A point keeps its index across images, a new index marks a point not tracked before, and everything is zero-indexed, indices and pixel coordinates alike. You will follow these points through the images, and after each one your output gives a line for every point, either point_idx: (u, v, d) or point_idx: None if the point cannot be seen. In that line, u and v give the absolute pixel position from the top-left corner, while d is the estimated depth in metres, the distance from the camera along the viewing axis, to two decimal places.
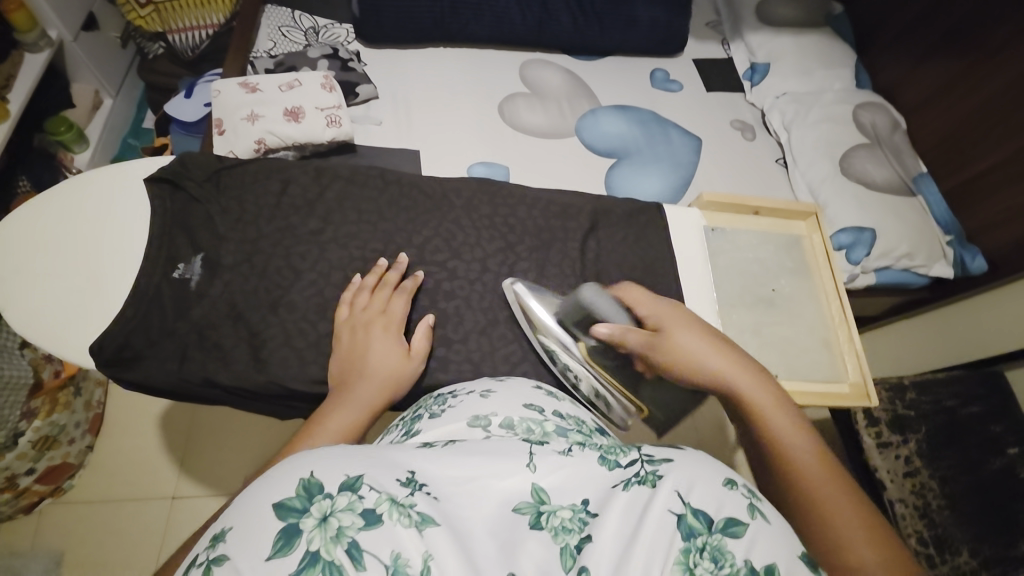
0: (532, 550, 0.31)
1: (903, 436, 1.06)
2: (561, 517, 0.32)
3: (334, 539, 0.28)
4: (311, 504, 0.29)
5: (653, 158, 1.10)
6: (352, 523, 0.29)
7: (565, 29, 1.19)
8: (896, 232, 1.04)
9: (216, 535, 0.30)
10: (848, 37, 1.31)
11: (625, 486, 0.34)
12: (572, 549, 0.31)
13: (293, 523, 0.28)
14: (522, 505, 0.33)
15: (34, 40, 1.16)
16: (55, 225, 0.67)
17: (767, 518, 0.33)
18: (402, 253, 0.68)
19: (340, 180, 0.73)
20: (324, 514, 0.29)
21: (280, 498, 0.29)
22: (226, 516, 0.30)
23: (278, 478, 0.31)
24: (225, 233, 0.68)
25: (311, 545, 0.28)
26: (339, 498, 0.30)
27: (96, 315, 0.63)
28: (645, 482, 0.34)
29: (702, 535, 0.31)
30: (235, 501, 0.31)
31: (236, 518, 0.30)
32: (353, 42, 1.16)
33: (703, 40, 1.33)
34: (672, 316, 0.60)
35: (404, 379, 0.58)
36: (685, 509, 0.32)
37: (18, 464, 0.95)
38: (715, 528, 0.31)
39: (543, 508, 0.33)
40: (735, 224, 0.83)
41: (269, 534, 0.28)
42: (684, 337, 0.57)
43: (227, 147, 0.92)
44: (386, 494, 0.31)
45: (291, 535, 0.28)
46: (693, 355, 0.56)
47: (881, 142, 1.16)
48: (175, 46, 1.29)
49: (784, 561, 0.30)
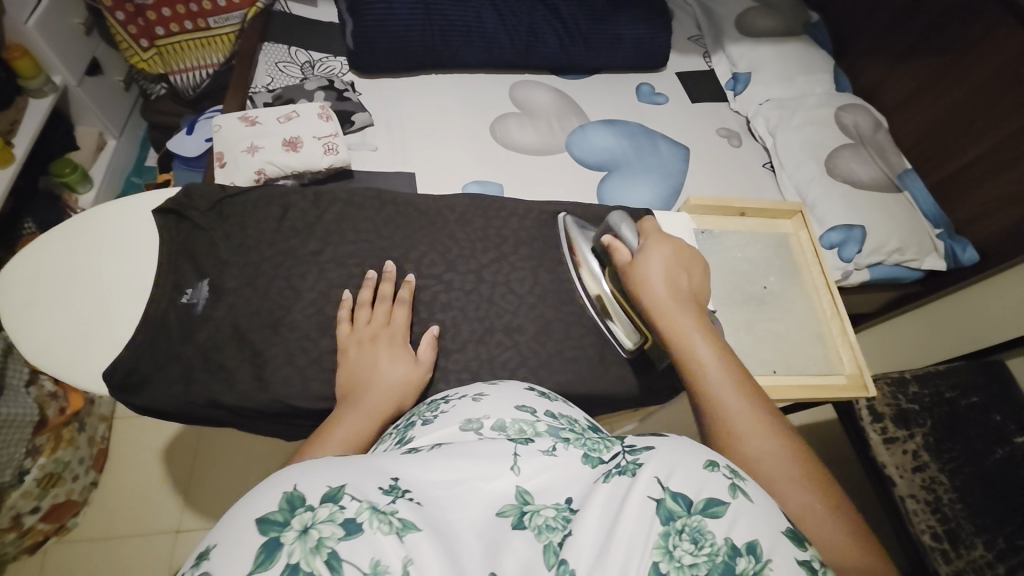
0: (516, 549, 0.32)
1: (909, 429, 1.01)
2: (545, 516, 0.34)
3: (315, 550, 0.29)
4: (292, 516, 0.30)
5: (641, 168, 1.13)
6: (332, 534, 0.30)
7: (551, 51, 1.23)
8: (884, 228, 1.06)
9: (200, 553, 0.31)
10: (825, 44, 1.36)
11: (605, 478, 0.35)
12: (555, 547, 0.32)
13: (273, 537, 0.30)
14: (506, 507, 0.34)
15: (38, 86, 1.21)
16: (58, 263, 0.69)
17: (749, 496, 0.33)
18: (387, 262, 0.70)
19: (339, 203, 0.76)
20: (305, 525, 0.30)
21: (262, 514, 0.31)
22: (212, 535, 0.32)
23: (265, 491, 0.32)
24: (228, 258, 0.70)
25: (291, 558, 0.29)
26: (320, 509, 0.31)
27: (99, 345, 0.65)
28: (626, 472, 0.35)
29: (681, 517, 0.32)
30: (222, 518, 0.32)
31: (219, 536, 0.31)
32: (348, 73, 1.20)
33: (685, 54, 1.37)
34: (661, 238, 0.60)
35: (410, 387, 0.59)
36: (665, 494, 0.33)
37: (23, 503, 0.95)
38: (695, 510, 0.32)
39: (526, 508, 0.34)
40: (723, 226, 0.85)
41: (251, 548, 0.29)
42: (664, 253, 0.59)
43: (228, 178, 0.95)
44: (366, 502, 0.32)
45: (272, 548, 0.29)
46: (653, 268, 0.58)
47: (863, 142, 1.19)
48: (177, 86, 1.34)
49: (767, 537, 0.31)
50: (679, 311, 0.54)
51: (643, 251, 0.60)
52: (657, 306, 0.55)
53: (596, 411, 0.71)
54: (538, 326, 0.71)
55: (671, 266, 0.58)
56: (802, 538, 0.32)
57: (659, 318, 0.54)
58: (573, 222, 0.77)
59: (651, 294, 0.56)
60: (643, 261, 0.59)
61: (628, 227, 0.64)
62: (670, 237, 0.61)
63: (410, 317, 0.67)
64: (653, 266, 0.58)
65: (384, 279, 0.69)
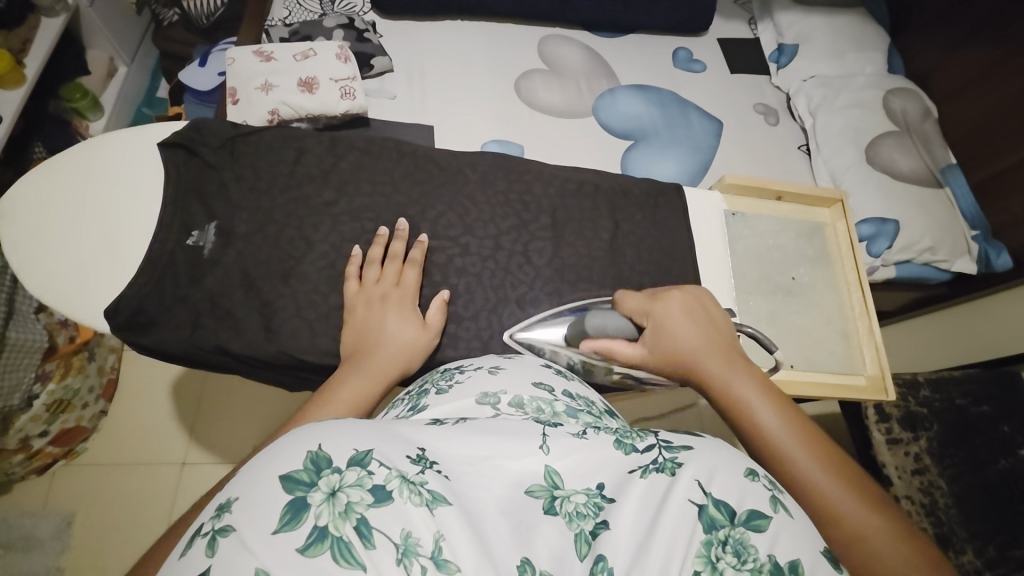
0: (547, 534, 0.32)
1: (915, 432, 0.99)
2: (576, 502, 0.33)
3: (344, 515, 0.29)
4: (319, 477, 0.30)
5: (671, 141, 1.08)
6: (361, 500, 0.30)
7: (586, 3, 1.14)
8: (920, 225, 1.01)
9: (222, 505, 0.31)
10: (882, 18, 1.25)
11: (642, 473, 0.35)
12: (586, 535, 0.32)
13: (299, 496, 0.29)
14: (535, 487, 0.34)
15: (49, 3, 1.15)
16: (66, 190, 0.67)
17: (789, 511, 0.34)
18: (401, 219, 0.67)
19: (356, 151, 0.72)
20: (332, 488, 0.29)
21: (287, 472, 0.30)
22: (233, 487, 0.31)
23: (287, 449, 0.31)
24: (239, 202, 0.67)
25: (319, 520, 0.28)
26: (348, 473, 0.30)
27: (106, 280, 0.63)
28: (664, 470, 0.34)
29: (724, 527, 0.32)
30: (241, 473, 0.32)
31: (241, 490, 0.30)
32: (369, 12, 1.13)
33: (730, 18, 1.28)
34: (660, 300, 0.58)
35: (418, 350, 0.58)
36: (707, 500, 0.33)
37: (32, 426, 0.98)
38: (738, 521, 0.32)
39: (556, 493, 0.34)
40: (756, 209, 0.81)
41: (276, 506, 0.29)
42: (676, 317, 0.56)
43: (241, 117, 0.91)
44: (396, 471, 0.31)
45: (298, 509, 0.29)
46: (678, 330, 0.55)
47: (910, 131, 1.12)
48: (190, 14, 1.25)
49: (808, 557, 0.31)
50: (723, 363, 0.52)
51: (651, 326, 0.56)
52: (696, 362, 0.52)
53: (606, 392, 0.70)
54: (552, 300, 0.69)
55: (698, 322, 0.55)
56: (839, 561, 0.32)
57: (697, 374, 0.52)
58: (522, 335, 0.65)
59: (687, 351, 0.53)
60: (667, 320, 0.56)
61: (614, 316, 0.60)
62: (668, 297, 0.59)
63: (421, 278, 0.65)
64: (674, 327, 0.55)
65: (396, 237, 0.66)
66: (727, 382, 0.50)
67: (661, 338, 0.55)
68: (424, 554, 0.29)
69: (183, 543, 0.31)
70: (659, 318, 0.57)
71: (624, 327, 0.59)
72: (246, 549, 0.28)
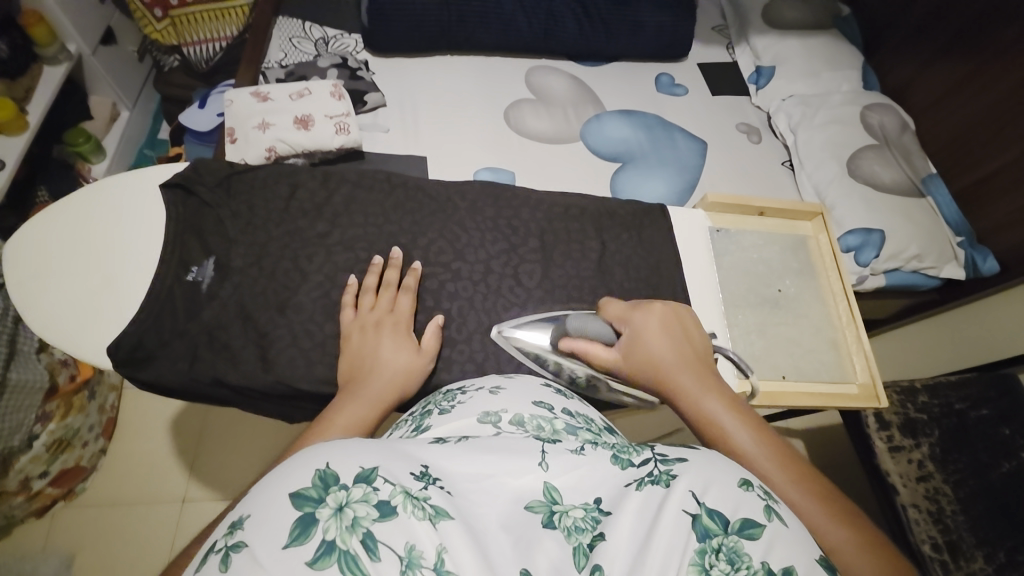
0: (547, 548, 0.33)
1: (916, 439, 1.00)
2: (574, 517, 0.34)
3: (350, 529, 0.30)
4: (326, 493, 0.31)
5: (657, 161, 1.11)
6: (367, 514, 0.30)
7: (569, 35, 1.20)
8: (905, 234, 1.03)
9: (234, 523, 0.32)
10: (853, 39, 1.31)
11: (638, 485, 0.35)
12: (585, 548, 0.33)
13: (309, 512, 0.30)
14: (534, 503, 0.35)
15: (52, 54, 1.21)
16: (71, 232, 0.69)
17: (783, 520, 0.34)
18: (394, 248, 0.69)
19: (348, 184, 0.75)
20: (340, 504, 0.30)
21: (296, 489, 0.31)
22: (245, 505, 0.32)
23: (295, 468, 0.32)
24: (235, 237, 0.69)
25: (328, 534, 0.29)
26: (354, 489, 0.31)
27: (109, 317, 0.65)
28: (659, 482, 0.35)
29: (718, 536, 0.32)
30: (253, 491, 0.33)
31: (253, 507, 0.31)
32: (361, 52, 1.18)
33: (708, 44, 1.33)
34: (641, 310, 0.61)
35: (415, 374, 0.60)
36: (701, 510, 0.33)
37: (32, 467, 0.97)
38: (732, 530, 0.32)
39: (556, 508, 0.34)
40: (740, 225, 0.83)
41: (286, 523, 0.30)
42: (653, 329, 0.58)
43: (239, 155, 0.94)
44: (400, 487, 0.32)
45: (308, 523, 0.29)
46: (655, 343, 0.57)
47: (888, 144, 1.15)
48: (189, 59, 1.31)
49: (802, 563, 0.32)
50: (697, 383, 0.53)
51: (628, 332, 0.59)
52: (672, 381, 0.54)
53: (603, 409, 0.70)
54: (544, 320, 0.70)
55: (673, 337, 0.58)
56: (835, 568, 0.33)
57: (672, 391, 0.54)
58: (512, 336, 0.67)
59: (661, 367, 0.55)
60: (644, 334, 0.58)
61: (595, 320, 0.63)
62: (649, 307, 0.61)
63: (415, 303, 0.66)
64: (651, 340, 0.57)
65: (390, 265, 0.68)
66: (701, 402, 0.52)
67: (637, 350, 0.57)
68: (428, 566, 0.30)
69: (196, 560, 0.32)
70: (636, 332, 0.59)
71: (604, 332, 0.61)
72: (259, 564, 0.29)
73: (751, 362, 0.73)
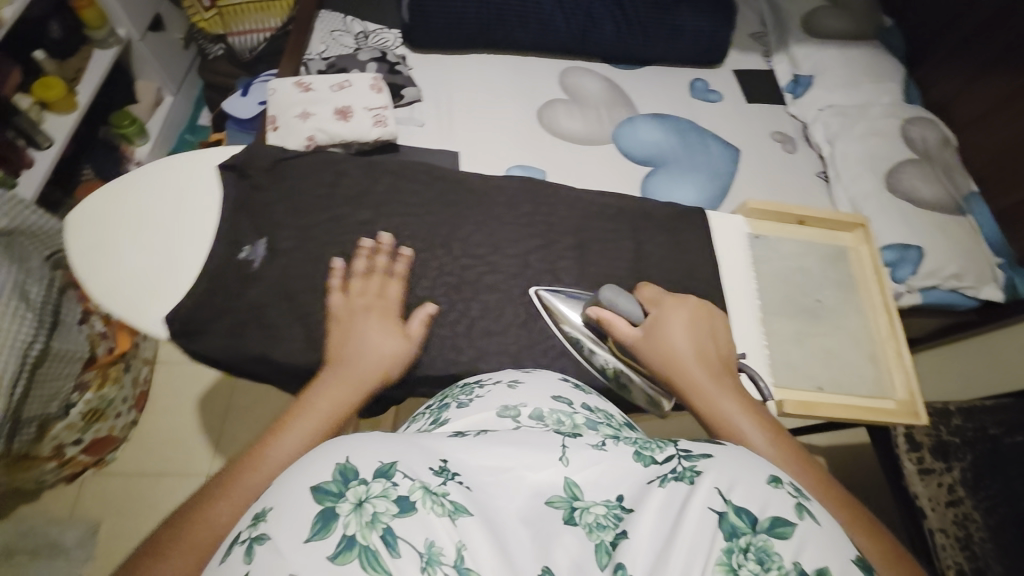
0: (567, 544, 0.33)
1: (947, 462, 0.97)
2: (595, 514, 0.35)
3: (370, 525, 0.31)
4: (346, 488, 0.32)
5: (689, 166, 1.10)
6: (386, 510, 0.32)
7: (606, 38, 1.20)
8: (944, 251, 1.01)
9: (257, 514, 0.33)
10: (896, 51, 1.28)
11: (661, 482, 0.36)
12: (607, 546, 0.33)
13: (329, 507, 0.31)
14: (555, 498, 0.35)
15: (103, 37, 1.26)
16: (134, 206, 0.72)
17: (815, 518, 0.33)
18: (383, 233, 0.70)
19: (391, 174, 0.76)
20: (360, 499, 0.32)
21: (315, 483, 0.32)
22: (267, 497, 0.33)
23: (317, 462, 0.34)
24: (284, 220, 0.71)
25: (347, 529, 0.30)
26: (374, 484, 0.32)
27: (168, 291, 0.67)
28: (683, 479, 0.35)
29: (745, 534, 0.32)
30: (275, 484, 0.34)
31: (276, 500, 0.32)
32: (400, 47, 1.20)
33: (745, 51, 1.32)
34: (672, 301, 0.62)
35: (399, 361, 0.59)
36: (728, 507, 0.33)
37: (68, 434, 1.00)
38: (760, 528, 0.32)
39: (576, 504, 0.35)
40: (780, 233, 0.81)
41: (308, 516, 0.31)
42: (679, 321, 0.59)
43: (280, 142, 0.96)
44: (419, 482, 0.33)
45: (328, 518, 0.31)
46: (676, 336, 0.58)
47: (929, 158, 1.12)
48: (234, 47, 1.36)
49: (837, 564, 0.31)
50: (714, 381, 0.54)
51: (656, 317, 0.60)
52: (691, 378, 0.55)
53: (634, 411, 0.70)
54: None
55: (694, 332, 0.59)
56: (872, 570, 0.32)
57: (691, 388, 0.54)
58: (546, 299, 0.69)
59: (681, 363, 0.56)
60: (670, 325, 0.59)
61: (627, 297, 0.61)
62: (682, 300, 0.63)
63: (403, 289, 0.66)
64: (674, 332, 0.58)
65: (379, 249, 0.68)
66: (718, 401, 0.53)
67: (660, 340, 0.58)
68: (447, 563, 0.31)
69: (220, 549, 0.33)
70: (662, 322, 0.59)
71: (633, 308, 0.61)
72: (282, 556, 0.30)
73: (787, 371, 0.72)
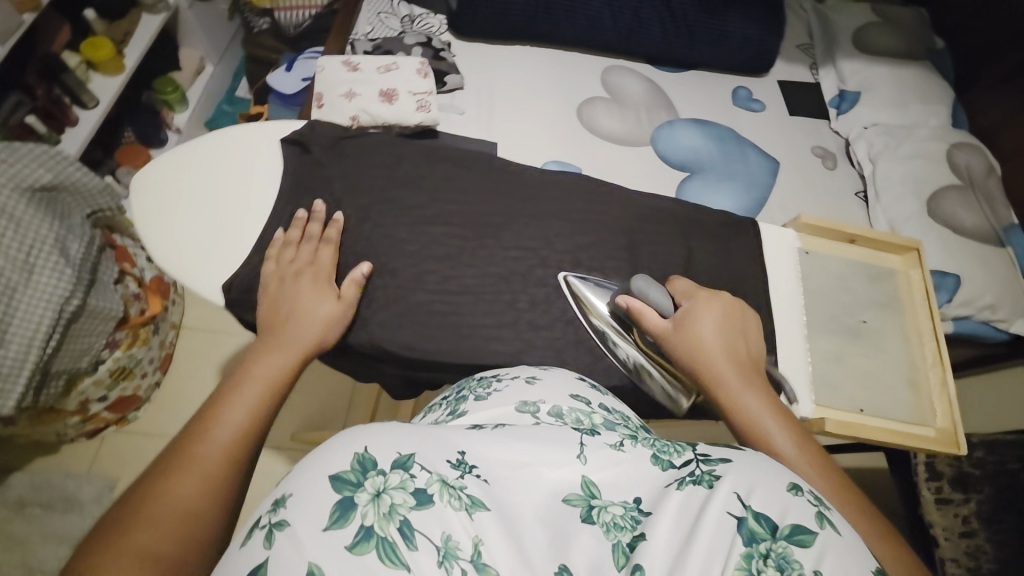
0: (584, 543, 0.33)
1: (965, 494, 0.96)
2: (613, 514, 0.35)
3: (388, 516, 0.32)
4: (365, 478, 0.33)
5: (727, 175, 1.09)
6: (403, 502, 0.32)
7: (653, 38, 1.18)
8: (982, 282, 0.99)
9: (278, 499, 0.33)
10: (946, 72, 1.25)
11: (678, 485, 0.35)
12: (625, 547, 0.33)
13: (348, 496, 0.32)
14: (573, 496, 0.36)
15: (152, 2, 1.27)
16: (190, 172, 0.73)
17: (837, 529, 0.33)
18: (317, 203, 0.70)
19: (447, 162, 0.77)
20: (378, 490, 0.32)
21: (335, 472, 0.33)
22: (289, 483, 0.34)
23: (332, 452, 0.34)
24: (343, 197, 0.72)
25: (365, 520, 0.31)
26: (392, 475, 0.33)
27: (225, 256, 0.68)
28: (701, 482, 0.35)
29: (765, 541, 0.31)
30: (296, 470, 0.34)
31: (296, 486, 0.33)
32: (444, 33, 1.20)
33: (792, 61, 1.29)
34: (707, 296, 0.61)
35: (333, 323, 0.61)
36: (747, 512, 0.32)
37: (96, 389, 1.03)
38: (780, 535, 0.31)
39: (594, 502, 0.35)
40: (828, 250, 0.81)
41: (326, 505, 0.31)
42: (712, 316, 0.59)
43: (325, 120, 0.97)
44: (436, 475, 0.34)
45: (347, 507, 0.31)
46: (707, 330, 0.58)
47: (973, 186, 1.10)
48: (279, 23, 1.35)
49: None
50: (740, 379, 0.54)
51: (688, 309, 0.59)
52: (716, 374, 0.55)
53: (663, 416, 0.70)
54: None
55: (727, 329, 0.58)
56: None
57: (714, 384, 0.54)
58: (576, 285, 0.69)
59: (709, 357, 0.56)
60: (701, 318, 0.59)
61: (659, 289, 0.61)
62: (716, 296, 0.62)
63: (337, 256, 0.67)
64: (707, 326, 0.58)
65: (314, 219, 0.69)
66: (742, 399, 0.53)
67: (691, 331, 0.58)
68: (463, 558, 0.32)
69: (239, 532, 0.34)
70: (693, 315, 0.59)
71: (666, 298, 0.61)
72: (301, 546, 0.30)
73: (826, 389, 0.72)
